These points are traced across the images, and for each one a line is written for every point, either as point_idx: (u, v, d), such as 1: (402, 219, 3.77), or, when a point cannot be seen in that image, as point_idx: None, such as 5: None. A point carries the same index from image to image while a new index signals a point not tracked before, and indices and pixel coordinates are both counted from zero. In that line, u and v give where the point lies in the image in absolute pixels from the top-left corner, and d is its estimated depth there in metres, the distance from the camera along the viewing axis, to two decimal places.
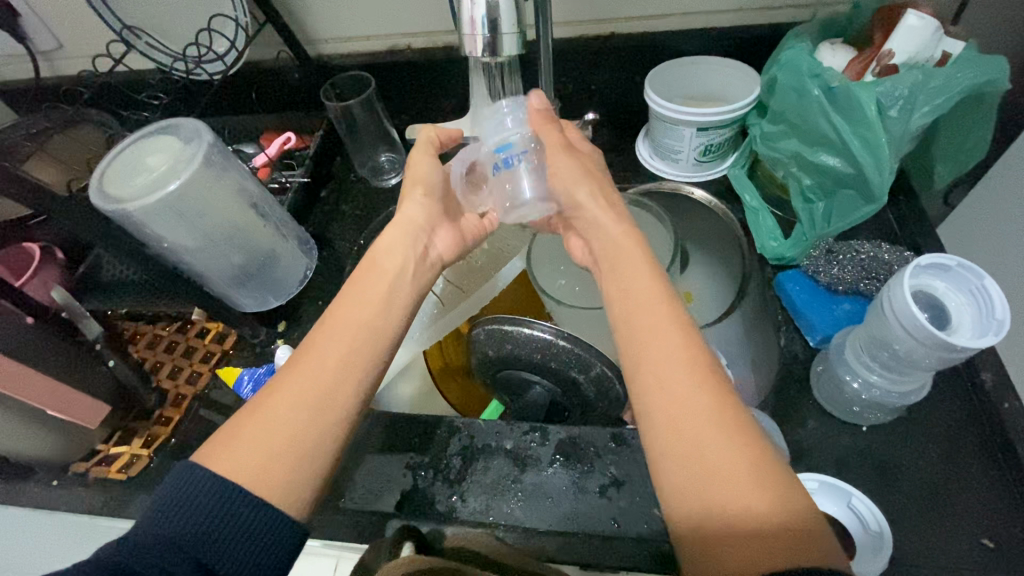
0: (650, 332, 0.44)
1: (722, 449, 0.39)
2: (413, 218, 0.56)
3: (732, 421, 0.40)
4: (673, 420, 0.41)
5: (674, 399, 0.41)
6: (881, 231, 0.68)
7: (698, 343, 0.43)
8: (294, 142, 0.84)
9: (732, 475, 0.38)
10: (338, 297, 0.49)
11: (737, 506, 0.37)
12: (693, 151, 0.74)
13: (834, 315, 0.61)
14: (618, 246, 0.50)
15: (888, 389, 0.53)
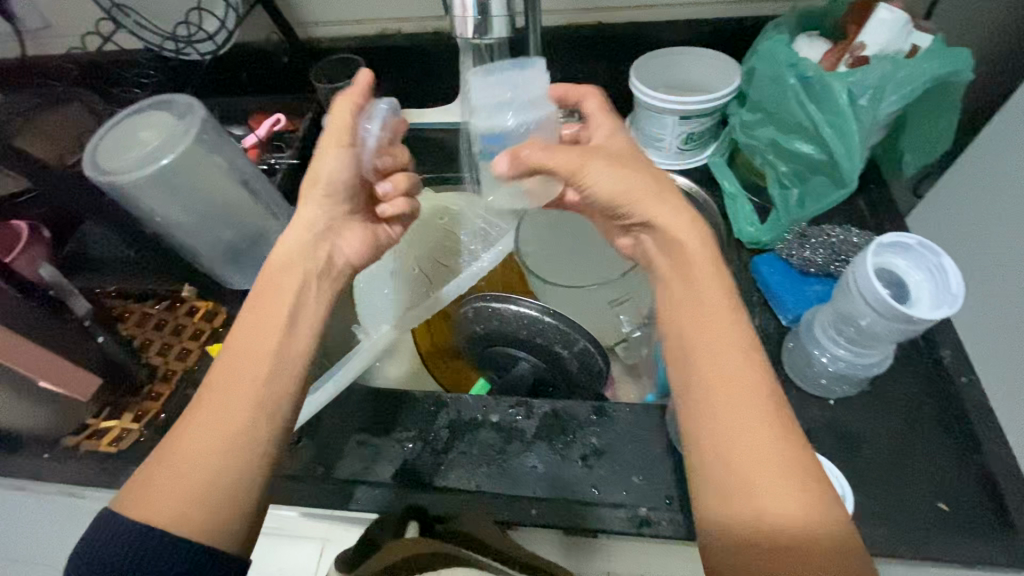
0: (713, 348, 0.40)
1: (775, 459, 0.36)
2: (310, 223, 0.52)
3: (786, 428, 0.37)
4: (721, 420, 0.38)
5: (722, 399, 0.39)
6: (851, 216, 0.71)
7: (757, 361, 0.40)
8: (283, 124, 0.83)
9: (788, 488, 0.35)
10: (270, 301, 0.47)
11: (789, 515, 0.35)
12: (676, 138, 0.77)
13: (807, 295, 0.64)
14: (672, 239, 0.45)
15: (853, 362, 0.56)
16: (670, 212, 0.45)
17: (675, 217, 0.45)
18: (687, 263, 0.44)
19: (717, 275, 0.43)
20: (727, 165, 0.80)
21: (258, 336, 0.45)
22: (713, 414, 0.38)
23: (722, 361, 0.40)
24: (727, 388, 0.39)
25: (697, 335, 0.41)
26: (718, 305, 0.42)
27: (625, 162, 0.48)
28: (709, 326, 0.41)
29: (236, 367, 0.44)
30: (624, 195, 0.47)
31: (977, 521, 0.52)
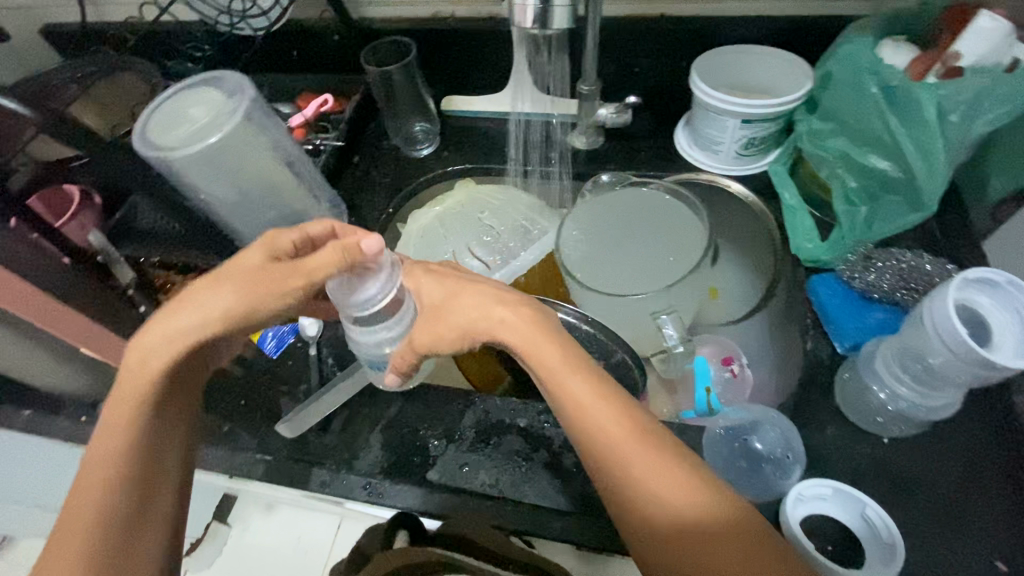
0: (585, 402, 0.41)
1: (645, 473, 0.39)
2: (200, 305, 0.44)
3: (643, 433, 0.40)
4: (600, 463, 0.40)
5: (603, 447, 0.40)
6: (923, 240, 0.65)
7: (618, 400, 0.41)
8: (331, 105, 0.84)
9: (679, 489, 0.38)
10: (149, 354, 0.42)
11: (673, 511, 0.38)
12: (735, 143, 0.73)
13: (867, 323, 0.60)
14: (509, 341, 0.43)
15: (916, 403, 0.51)
16: (508, 327, 0.43)
17: (491, 302, 0.44)
18: (505, 330, 0.43)
19: (526, 323, 0.43)
20: (790, 174, 0.75)
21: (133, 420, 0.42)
22: (588, 446, 0.40)
23: (594, 412, 0.40)
24: (608, 436, 0.40)
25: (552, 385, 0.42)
26: (559, 363, 0.42)
27: (452, 288, 0.45)
28: (556, 369, 0.42)
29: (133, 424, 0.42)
30: (448, 310, 0.44)
31: None
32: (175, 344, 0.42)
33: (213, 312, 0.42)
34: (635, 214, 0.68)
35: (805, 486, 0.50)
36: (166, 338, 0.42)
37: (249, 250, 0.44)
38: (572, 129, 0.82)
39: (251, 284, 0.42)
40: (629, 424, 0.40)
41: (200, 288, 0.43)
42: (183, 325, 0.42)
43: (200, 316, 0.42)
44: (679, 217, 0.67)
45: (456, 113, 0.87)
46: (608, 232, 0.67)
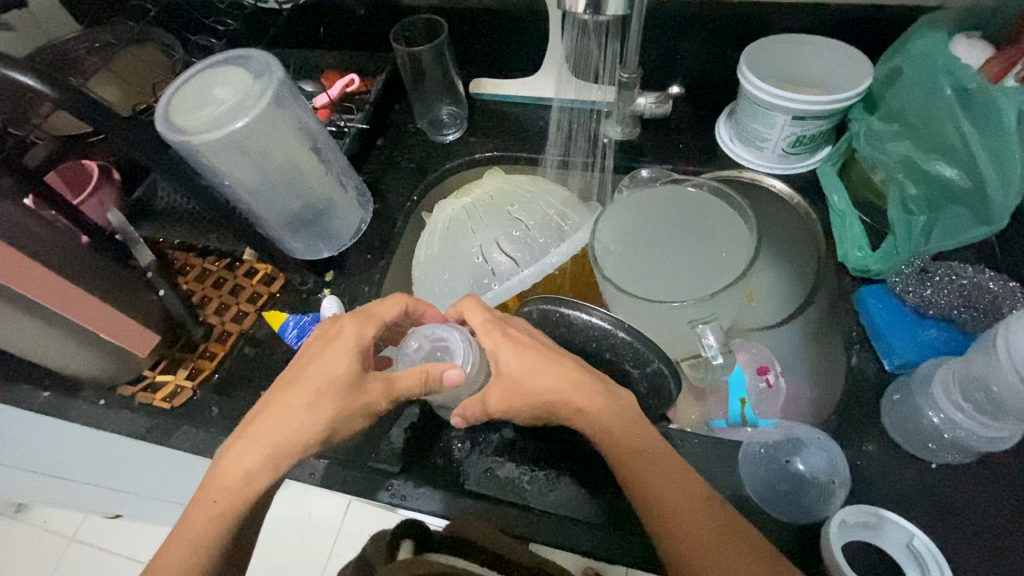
0: (656, 474, 0.45)
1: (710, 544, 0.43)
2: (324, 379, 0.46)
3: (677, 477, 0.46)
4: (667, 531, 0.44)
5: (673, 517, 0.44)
6: (980, 253, 0.62)
7: (684, 474, 0.46)
8: (357, 85, 0.81)
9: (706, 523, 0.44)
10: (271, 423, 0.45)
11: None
12: (782, 140, 0.69)
13: (919, 341, 0.56)
14: (592, 418, 0.47)
15: (974, 431, 0.48)
16: (595, 403, 0.48)
17: (568, 388, 0.48)
18: (576, 396, 0.48)
19: (588, 385, 0.48)
20: (839, 175, 0.71)
21: (229, 514, 0.44)
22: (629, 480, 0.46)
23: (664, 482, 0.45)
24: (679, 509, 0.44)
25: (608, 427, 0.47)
26: (637, 439, 0.47)
27: (539, 362, 0.49)
28: (616, 427, 0.47)
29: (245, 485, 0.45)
30: (529, 386, 0.48)
31: None
32: (281, 452, 0.45)
33: (314, 425, 0.45)
34: (677, 215, 0.64)
35: (850, 511, 0.48)
36: (265, 441, 0.45)
37: (336, 354, 0.47)
38: (607, 118, 0.78)
39: (343, 402, 0.46)
40: (669, 471, 0.46)
41: (301, 405, 0.45)
42: (285, 432, 0.45)
43: (303, 427, 0.45)
44: (723, 218, 0.63)
45: (485, 96, 0.83)
46: (646, 232, 0.64)
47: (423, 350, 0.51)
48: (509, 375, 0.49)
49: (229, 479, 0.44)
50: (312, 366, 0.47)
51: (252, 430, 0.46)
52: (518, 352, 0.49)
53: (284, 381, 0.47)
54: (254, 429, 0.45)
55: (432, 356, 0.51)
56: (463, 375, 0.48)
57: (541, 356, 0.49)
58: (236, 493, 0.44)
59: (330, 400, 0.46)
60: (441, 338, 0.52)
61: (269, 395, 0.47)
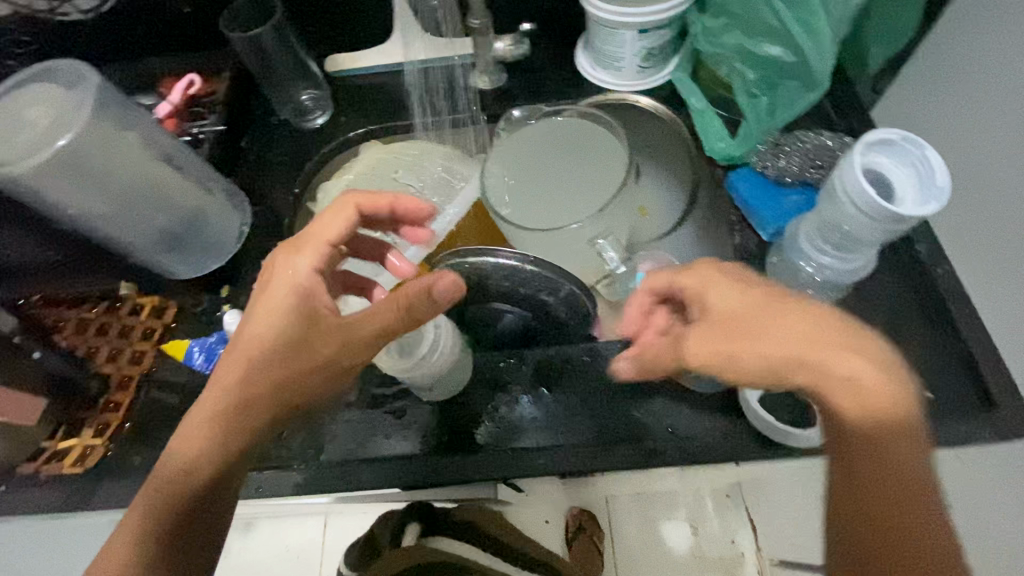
0: (874, 425, 0.36)
1: (932, 521, 0.36)
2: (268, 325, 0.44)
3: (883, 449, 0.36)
4: (861, 496, 0.36)
5: (868, 479, 0.36)
6: (820, 120, 0.69)
7: (909, 424, 0.36)
8: (199, 86, 0.75)
9: (894, 515, 0.36)
10: (218, 380, 0.43)
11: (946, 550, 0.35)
12: (635, 57, 0.73)
13: (784, 206, 0.63)
14: (826, 372, 0.36)
15: (839, 269, 0.55)
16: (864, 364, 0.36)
17: (771, 320, 0.38)
18: (764, 328, 0.38)
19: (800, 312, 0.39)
20: (692, 79, 0.75)
21: (181, 502, 0.40)
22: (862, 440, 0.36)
23: (869, 427, 0.36)
24: (878, 481, 0.36)
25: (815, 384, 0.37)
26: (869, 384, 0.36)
27: (766, 308, 0.39)
28: (830, 394, 0.37)
29: (192, 452, 0.41)
30: (746, 335, 0.38)
31: (961, 405, 0.54)
32: (220, 411, 0.42)
33: (261, 389, 0.43)
34: (555, 145, 0.66)
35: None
36: (210, 414, 0.42)
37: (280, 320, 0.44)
38: (472, 70, 0.78)
39: (279, 347, 0.43)
40: (872, 426, 0.36)
41: (255, 380, 0.43)
42: (228, 399, 0.42)
43: (246, 390, 0.43)
44: (599, 139, 0.65)
45: (344, 74, 0.80)
46: (530, 169, 0.65)
47: None
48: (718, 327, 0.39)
49: (175, 464, 0.40)
50: (257, 327, 0.43)
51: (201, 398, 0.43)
52: (738, 295, 0.40)
53: (233, 348, 0.44)
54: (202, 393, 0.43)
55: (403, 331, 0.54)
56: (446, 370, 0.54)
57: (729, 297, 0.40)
58: (181, 475, 0.40)
59: (274, 357, 0.43)
60: None
61: (218, 372, 0.44)
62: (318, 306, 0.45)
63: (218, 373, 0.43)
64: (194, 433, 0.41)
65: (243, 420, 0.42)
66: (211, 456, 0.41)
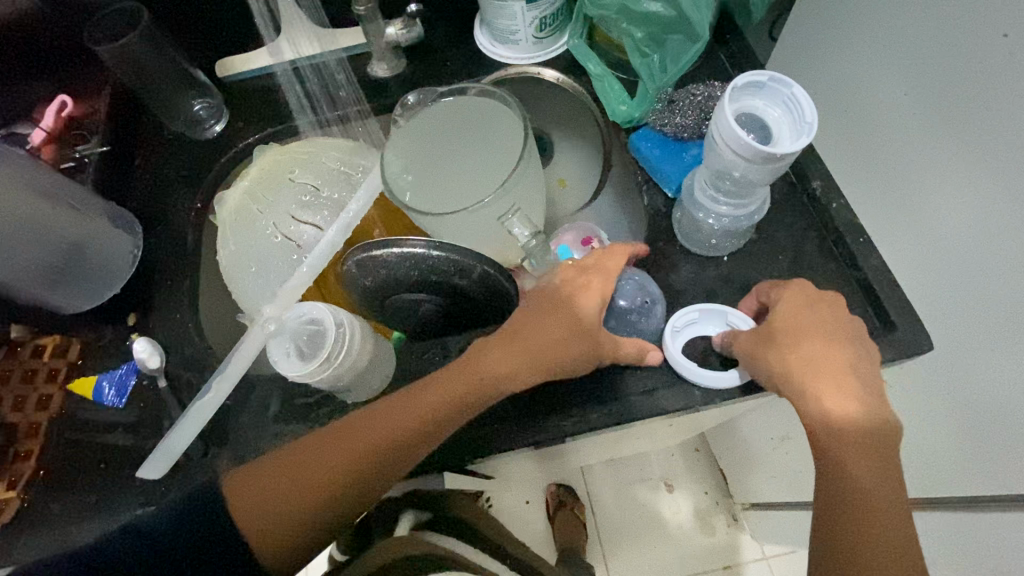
0: (843, 414, 0.45)
1: (871, 485, 0.43)
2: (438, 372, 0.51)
3: (883, 467, 0.44)
4: (843, 463, 0.44)
5: (857, 459, 0.44)
6: (715, 72, 0.70)
7: (880, 421, 0.45)
8: (74, 107, 0.72)
9: (880, 496, 0.43)
10: (379, 414, 0.50)
11: (864, 494, 0.43)
12: (529, 27, 0.72)
13: (685, 162, 0.64)
14: (824, 368, 0.46)
15: (735, 216, 0.56)
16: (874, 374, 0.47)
17: (824, 345, 0.47)
18: (827, 360, 0.46)
19: (853, 346, 0.47)
20: (588, 44, 0.75)
21: (317, 520, 0.48)
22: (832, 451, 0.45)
23: (837, 413, 0.45)
24: (860, 456, 0.44)
25: (824, 392, 0.45)
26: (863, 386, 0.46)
27: (817, 327, 0.48)
28: (826, 395, 0.45)
29: (336, 461, 0.49)
30: (782, 345, 0.48)
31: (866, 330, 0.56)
32: (369, 446, 0.49)
33: (386, 446, 0.49)
34: (450, 126, 0.65)
35: (676, 317, 0.57)
36: (346, 455, 0.49)
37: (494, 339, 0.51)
38: (368, 59, 0.75)
39: (441, 396, 0.50)
40: (876, 436, 0.44)
41: (463, 393, 0.50)
42: (365, 448, 0.49)
43: (392, 446, 0.49)
44: (495, 114, 0.65)
45: (237, 78, 0.76)
46: (428, 155, 0.64)
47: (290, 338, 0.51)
48: (764, 331, 0.49)
49: (325, 471, 0.48)
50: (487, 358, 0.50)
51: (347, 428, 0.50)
52: (797, 311, 0.49)
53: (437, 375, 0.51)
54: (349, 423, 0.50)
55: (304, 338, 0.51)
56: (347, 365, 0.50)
57: (795, 314, 0.49)
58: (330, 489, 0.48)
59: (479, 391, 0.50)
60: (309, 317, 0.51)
61: (396, 398, 0.51)
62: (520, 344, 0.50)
63: (382, 413, 0.50)
64: (352, 447, 0.49)
65: (377, 473, 0.49)
66: (351, 490, 0.49)
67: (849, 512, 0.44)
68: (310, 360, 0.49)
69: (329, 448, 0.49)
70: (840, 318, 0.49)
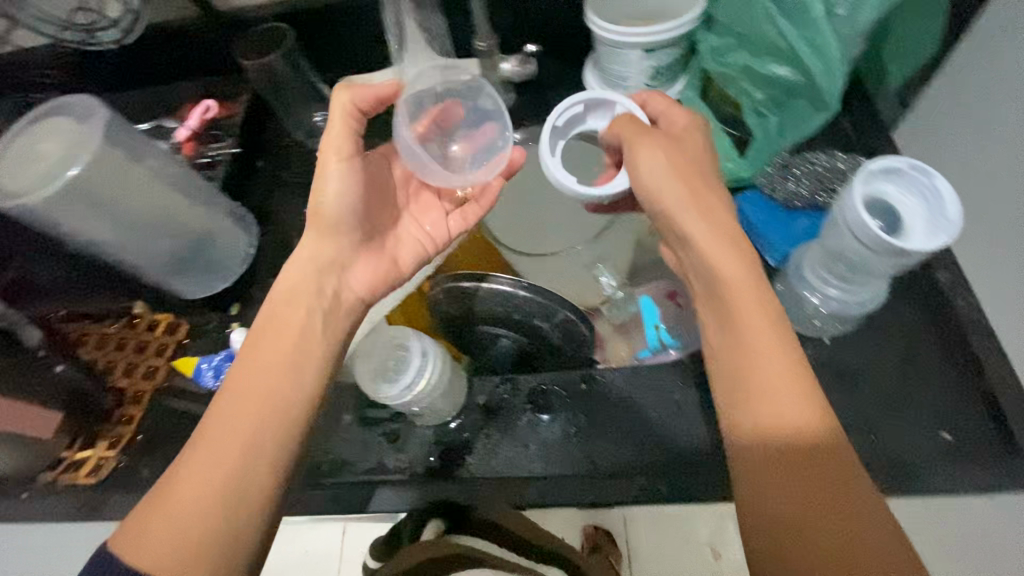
0: (769, 343, 0.39)
1: (833, 477, 0.35)
2: (309, 274, 0.50)
3: (824, 412, 0.37)
4: (754, 411, 0.38)
5: (793, 418, 0.37)
6: (836, 139, 0.67)
7: (797, 361, 0.39)
8: (216, 110, 0.77)
9: (858, 484, 0.35)
10: (252, 363, 0.44)
11: (885, 531, 0.34)
12: (642, 75, 0.71)
13: (793, 231, 0.61)
14: (725, 295, 0.42)
15: (846, 301, 0.53)
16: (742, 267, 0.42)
17: (688, 205, 0.45)
18: (733, 303, 0.41)
19: (728, 237, 0.43)
20: (702, 97, 0.73)
21: (234, 560, 0.38)
22: (725, 404, 0.40)
23: (768, 359, 0.38)
24: (788, 410, 0.37)
25: (735, 350, 0.40)
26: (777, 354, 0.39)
27: (716, 236, 0.43)
28: (758, 341, 0.39)
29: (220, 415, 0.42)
30: (721, 267, 0.42)
31: (982, 448, 0.51)
32: (247, 396, 0.42)
33: (248, 417, 0.41)
34: None
35: (555, 114, 0.58)
36: (216, 475, 0.39)
37: (308, 263, 0.50)
38: None
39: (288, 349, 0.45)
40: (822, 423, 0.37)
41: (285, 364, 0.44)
42: (231, 456, 0.40)
43: (260, 429, 0.41)
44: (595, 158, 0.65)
45: None
46: None
47: (380, 354, 0.55)
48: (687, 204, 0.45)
49: (212, 430, 0.41)
50: (285, 321, 0.47)
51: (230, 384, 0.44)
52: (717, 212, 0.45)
53: (242, 358, 0.45)
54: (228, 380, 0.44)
55: (388, 362, 0.54)
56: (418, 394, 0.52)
57: (661, 182, 0.46)
58: (227, 457, 0.39)
59: (317, 338, 0.47)
60: (400, 341, 0.54)
61: (223, 398, 0.43)
62: (326, 208, 0.50)
63: (249, 363, 0.44)
64: (231, 395, 0.42)
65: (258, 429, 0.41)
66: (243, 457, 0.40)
67: (755, 433, 0.38)
68: (394, 382, 0.53)
69: (221, 407, 0.42)
70: (670, 159, 0.47)
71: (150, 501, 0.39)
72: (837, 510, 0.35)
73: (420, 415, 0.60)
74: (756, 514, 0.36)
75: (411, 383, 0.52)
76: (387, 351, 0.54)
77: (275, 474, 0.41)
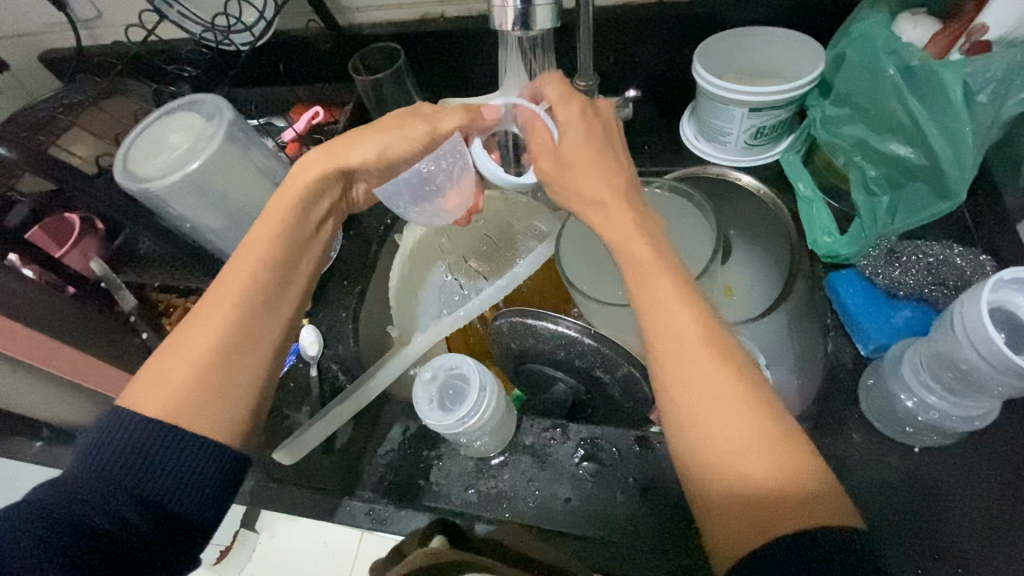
0: (671, 330, 0.38)
1: (735, 443, 0.35)
2: (320, 165, 0.50)
3: (778, 438, 0.35)
4: (681, 400, 0.37)
5: (703, 397, 0.37)
6: (951, 229, 0.61)
7: (704, 339, 0.38)
8: (322, 116, 0.82)
9: (760, 457, 0.34)
10: (266, 232, 0.48)
11: (785, 487, 0.34)
12: (744, 133, 0.67)
13: (892, 323, 0.56)
14: (637, 280, 0.41)
15: (949, 411, 0.49)
16: (643, 249, 0.41)
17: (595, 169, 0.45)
18: (655, 313, 0.39)
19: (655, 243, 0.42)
20: (803, 162, 0.70)
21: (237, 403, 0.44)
22: (672, 406, 0.38)
23: (675, 341, 0.38)
24: (699, 390, 0.37)
25: (676, 379, 0.38)
26: (690, 336, 0.38)
27: (620, 213, 0.43)
28: (660, 329, 0.39)
29: (239, 284, 0.45)
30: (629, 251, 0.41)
31: None
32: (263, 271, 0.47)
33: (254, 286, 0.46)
34: None
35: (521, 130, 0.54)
36: (188, 365, 0.42)
37: (323, 156, 0.50)
38: None
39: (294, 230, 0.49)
40: (730, 395, 0.36)
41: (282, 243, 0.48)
42: (207, 345, 0.43)
43: (222, 328, 0.44)
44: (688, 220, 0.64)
45: None
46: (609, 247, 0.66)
47: (437, 378, 0.55)
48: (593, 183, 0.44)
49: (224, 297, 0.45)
50: (254, 244, 0.47)
51: (242, 256, 0.47)
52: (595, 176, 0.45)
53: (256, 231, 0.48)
54: (242, 254, 0.47)
55: (446, 385, 0.55)
56: (467, 426, 0.52)
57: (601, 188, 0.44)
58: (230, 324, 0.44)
59: (269, 251, 0.47)
60: (460, 369, 0.55)
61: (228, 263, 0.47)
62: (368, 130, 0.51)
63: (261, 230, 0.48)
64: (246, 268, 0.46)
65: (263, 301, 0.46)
66: (246, 322, 0.45)
67: (715, 467, 0.35)
68: (450, 412, 0.53)
69: (233, 276, 0.46)
70: (604, 168, 0.45)
71: (151, 360, 0.43)
72: (783, 501, 0.33)
73: (467, 445, 0.59)
74: (712, 528, 0.36)
75: (460, 417, 0.52)
76: (445, 375, 0.55)
77: (243, 381, 0.44)
